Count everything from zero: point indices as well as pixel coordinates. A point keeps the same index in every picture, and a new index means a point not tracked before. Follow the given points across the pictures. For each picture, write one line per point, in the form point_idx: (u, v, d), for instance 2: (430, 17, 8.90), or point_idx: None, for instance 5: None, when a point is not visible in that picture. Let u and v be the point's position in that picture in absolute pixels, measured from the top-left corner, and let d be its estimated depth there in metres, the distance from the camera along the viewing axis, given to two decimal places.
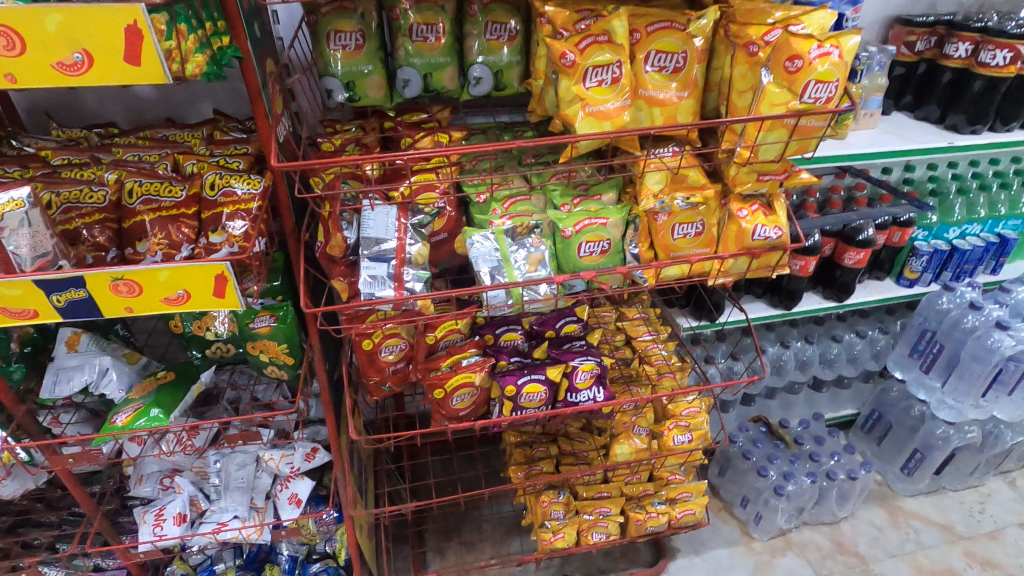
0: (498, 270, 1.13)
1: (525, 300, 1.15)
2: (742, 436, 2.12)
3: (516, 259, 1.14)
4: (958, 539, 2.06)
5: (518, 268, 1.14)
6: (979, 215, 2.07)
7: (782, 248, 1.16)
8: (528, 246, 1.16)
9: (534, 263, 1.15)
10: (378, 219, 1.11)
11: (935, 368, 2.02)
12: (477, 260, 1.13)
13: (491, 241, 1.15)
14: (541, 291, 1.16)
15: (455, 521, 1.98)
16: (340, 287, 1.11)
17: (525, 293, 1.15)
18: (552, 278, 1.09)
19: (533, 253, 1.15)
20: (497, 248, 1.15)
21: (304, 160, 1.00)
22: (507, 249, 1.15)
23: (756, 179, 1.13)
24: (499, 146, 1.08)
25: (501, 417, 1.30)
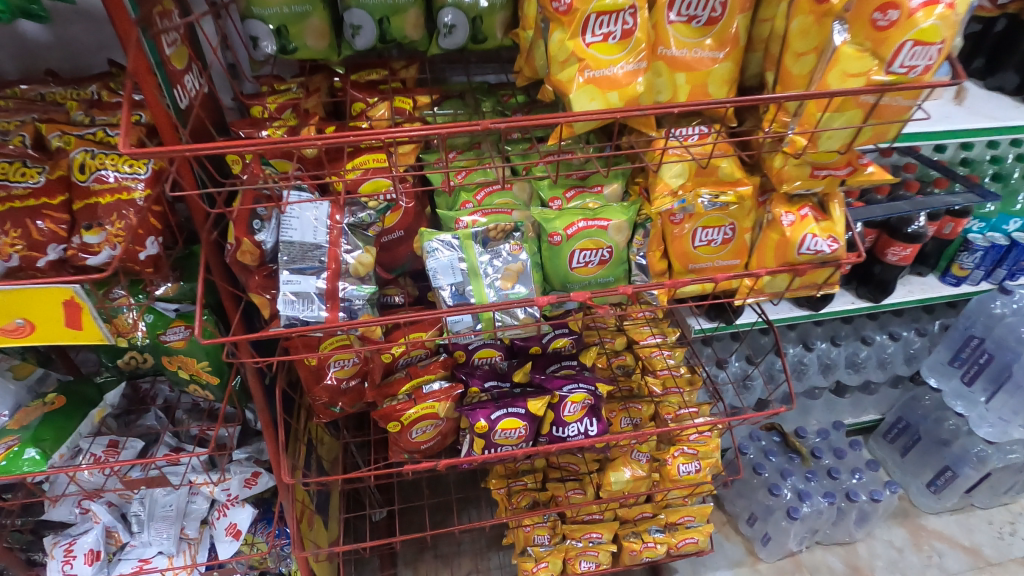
0: (465, 288, 0.87)
1: (497, 327, 0.88)
2: (753, 447, 1.90)
3: (488, 272, 0.88)
4: (986, 565, 1.86)
5: (491, 285, 0.87)
6: None
7: (836, 265, 0.89)
8: (504, 255, 0.89)
9: (513, 278, 0.88)
10: (303, 217, 0.83)
11: (979, 380, 1.79)
12: (436, 274, 0.86)
13: (457, 249, 0.88)
14: (520, 316, 0.89)
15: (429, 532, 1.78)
16: (258, 305, 0.85)
17: (500, 316, 0.89)
18: (534, 300, 0.82)
19: (510, 265, 0.88)
20: (463, 256, 0.88)
21: (201, 144, 0.68)
22: (475, 259, 0.88)
23: (810, 173, 0.84)
24: (458, 127, 0.77)
25: (471, 456, 1.06)
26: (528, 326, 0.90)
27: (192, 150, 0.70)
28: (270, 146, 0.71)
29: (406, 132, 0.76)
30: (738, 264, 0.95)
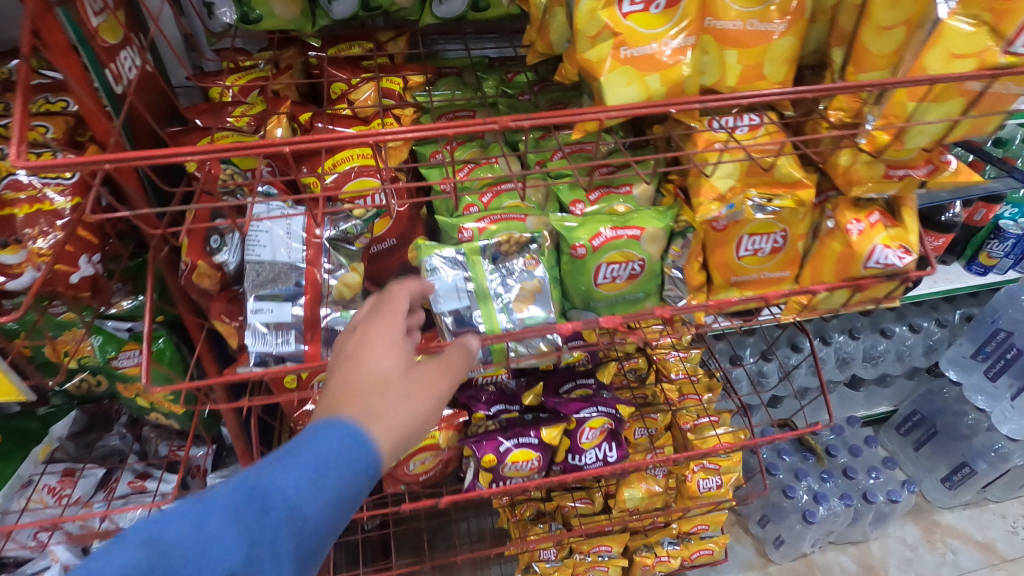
0: (472, 313, 0.72)
1: (510, 359, 0.74)
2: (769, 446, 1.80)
3: (500, 292, 0.73)
4: (1001, 562, 1.79)
5: (503, 308, 0.73)
6: None
7: (905, 280, 0.76)
8: (518, 272, 0.74)
9: (527, 301, 0.74)
10: (272, 233, 0.67)
11: (1004, 375, 1.70)
12: (437, 298, 0.72)
13: (466, 266, 0.73)
14: (535, 348, 0.75)
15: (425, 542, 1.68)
16: (223, 336, 0.71)
17: (512, 346, 0.74)
18: (558, 329, 0.69)
19: (527, 284, 0.74)
20: (470, 274, 0.73)
21: (148, 151, 0.50)
22: (483, 279, 0.73)
23: (883, 173, 0.70)
24: (467, 127, 0.56)
25: (477, 491, 0.94)
26: (546, 356, 0.76)
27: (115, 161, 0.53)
28: (240, 151, 0.53)
29: (393, 135, 0.55)
30: (788, 276, 0.82)
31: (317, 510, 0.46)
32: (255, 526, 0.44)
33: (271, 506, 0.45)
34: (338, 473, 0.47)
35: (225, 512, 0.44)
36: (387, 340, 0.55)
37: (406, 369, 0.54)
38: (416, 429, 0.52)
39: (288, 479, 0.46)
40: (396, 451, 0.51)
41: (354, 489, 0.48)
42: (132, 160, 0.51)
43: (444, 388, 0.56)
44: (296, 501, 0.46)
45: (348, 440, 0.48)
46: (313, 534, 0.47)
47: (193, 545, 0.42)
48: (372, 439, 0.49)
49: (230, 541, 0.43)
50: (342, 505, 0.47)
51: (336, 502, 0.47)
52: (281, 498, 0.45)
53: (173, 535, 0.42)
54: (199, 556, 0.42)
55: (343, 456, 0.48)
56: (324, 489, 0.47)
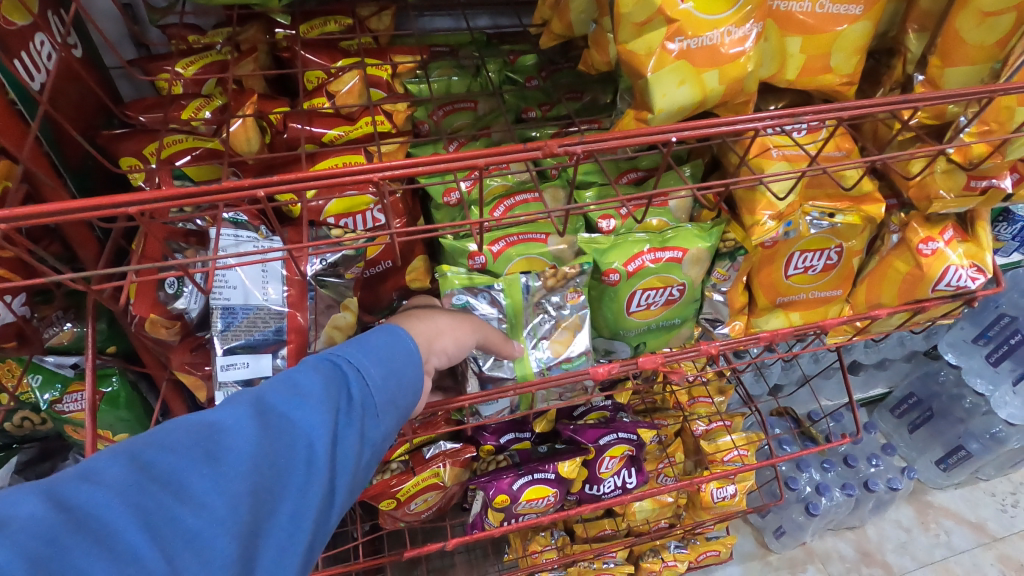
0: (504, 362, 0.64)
1: (537, 402, 0.72)
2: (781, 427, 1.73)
3: (533, 334, 0.65)
4: (992, 541, 1.80)
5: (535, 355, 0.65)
6: None
7: (973, 301, 0.67)
8: (557, 306, 0.66)
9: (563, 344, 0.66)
10: (244, 273, 0.54)
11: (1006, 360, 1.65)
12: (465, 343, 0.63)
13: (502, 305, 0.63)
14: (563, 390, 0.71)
15: None
16: (189, 391, 0.58)
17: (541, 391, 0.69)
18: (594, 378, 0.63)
19: (568, 323, 0.66)
20: (504, 315, 0.63)
21: (85, 200, 0.38)
22: (520, 316, 0.64)
23: (963, 185, 0.60)
24: (500, 152, 0.46)
25: (487, 528, 0.84)
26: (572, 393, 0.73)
27: (29, 210, 0.39)
28: (200, 195, 0.42)
29: (402, 167, 0.44)
30: (840, 295, 0.72)
31: (395, 375, 0.46)
32: (342, 385, 0.43)
33: (355, 371, 0.44)
34: (402, 348, 0.47)
35: (316, 370, 0.42)
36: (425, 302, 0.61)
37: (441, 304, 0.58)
38: (445, 341, 0.53)
39: (365, 347, 0.46)
40: (426, 344, 0.51)
41: (419, 363, 0.48)
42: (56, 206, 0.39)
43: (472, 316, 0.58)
44: (373, 369, 0.44)
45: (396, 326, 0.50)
46: (395, 400, 0.45)
47: (298, 392, 0.40)
48: (411, 327, 0.51)
49: (327, 389, 0.41)
50: (412, 383, 0.47)
51: (408, 378, 0.46)
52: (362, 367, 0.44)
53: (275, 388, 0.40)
54: (304, 398, 0.40)
55: (401, 337, 0.48)
56: (398, 359, 0.46)
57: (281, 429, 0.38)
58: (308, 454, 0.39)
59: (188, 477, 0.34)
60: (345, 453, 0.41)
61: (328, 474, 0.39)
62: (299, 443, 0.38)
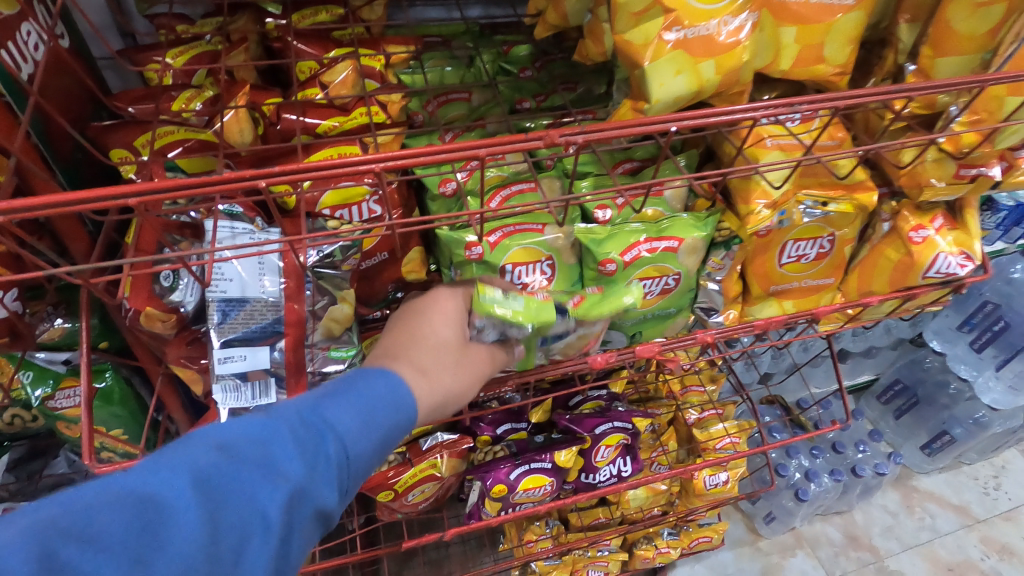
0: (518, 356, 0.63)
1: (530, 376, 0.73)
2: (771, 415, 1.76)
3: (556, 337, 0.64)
4: (975, 523, 1.85)
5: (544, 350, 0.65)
6: None
7: (961, 288, 0.69)
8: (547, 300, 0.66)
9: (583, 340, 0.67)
10: (241, 266, 0.54)
11: (990, 346, 1.68)
12: None
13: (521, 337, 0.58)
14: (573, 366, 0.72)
15: None
16: (187, 385, 0.58)
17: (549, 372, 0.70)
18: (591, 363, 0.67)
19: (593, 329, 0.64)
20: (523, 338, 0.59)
21: (81, 193, 0.37)
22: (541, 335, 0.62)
23: (953, 173, 0.61)
24: (499, 142, 0.46)
25: (484, 518, 0.84)
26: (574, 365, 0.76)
27: (22, 205, 0.38)
28: (197, 186, 0.41)
29: (402, 158, 0.44)
30: (831, 283, 0.74)
31: (372, 442, 0.43)
32: (313, 453, 0.40)
33: (328, 436, 0.41)
34: (389, 413, 0.45)
35: (285, 433, 0.40)
36: (442, 313, 0.55)
37: (456, 343, 0.53)
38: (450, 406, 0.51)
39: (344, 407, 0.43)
40: (428, 414, 0.49)
41: (403, 426, 0.46)
42: (50, 201, 0.38)
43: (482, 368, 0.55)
44: (350, 435, 0.42)
45: (395, 382, 0.46)
46: (365, 466, 0.43)
47: (258, 464, 0.38)
48: (414, 391, 0.47)
49: (295, 461, 0.39)
50: (387, 447, 0.45)
51: (385, 444, 0.44)
52: (339, 434, 0.42)
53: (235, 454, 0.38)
54: (266, 474, 0.38)
55: (393, 395, 0.45)
56: (376, 423, 0.44)
57: (230, 509, 0.36)
58: (259, 535, 0.36)
59: (118, 575, 0.32)
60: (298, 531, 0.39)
61: (275, 559, 0.37)
62: (251, 526, 0.36)
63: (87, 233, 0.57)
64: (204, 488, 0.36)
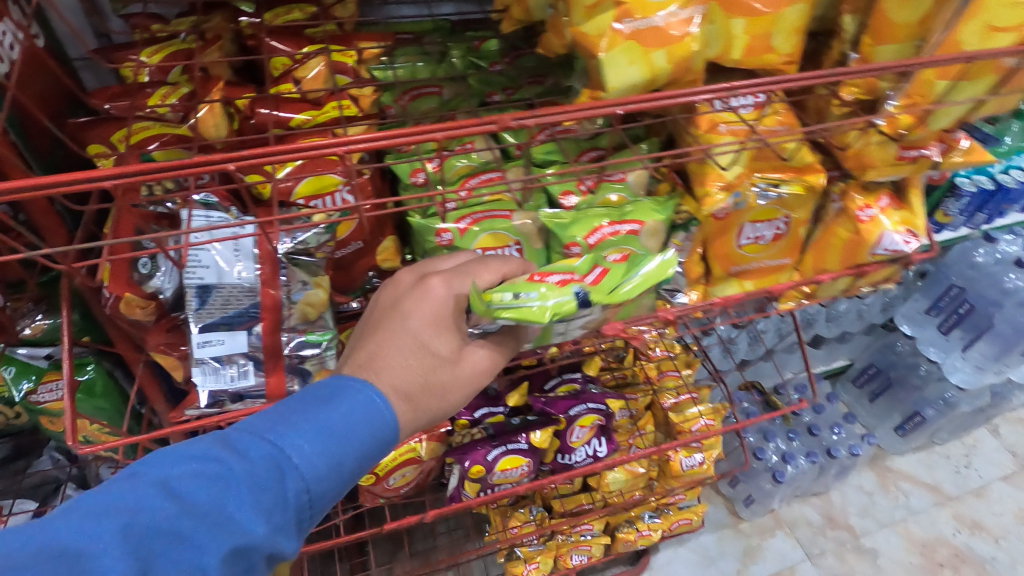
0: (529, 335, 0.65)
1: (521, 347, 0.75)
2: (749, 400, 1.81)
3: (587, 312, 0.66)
4: (947, 500, 1.91)
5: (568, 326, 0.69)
6: None
7: (908, 265, 0.73)
8: None
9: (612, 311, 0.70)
10: (217, 252, 0.57)
11: (957, 329, 1.74)
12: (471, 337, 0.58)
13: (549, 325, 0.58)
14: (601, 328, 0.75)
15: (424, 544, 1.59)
16: (168, 371, 0.60)
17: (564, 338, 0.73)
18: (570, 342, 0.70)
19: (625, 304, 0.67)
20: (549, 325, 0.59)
21: (54, 180, 0.39)
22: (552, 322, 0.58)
23: (896, 155, 0.65)
24: (457, 127, 0.49)
25: (464, 500, 0.87)
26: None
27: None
28: (165, 171, 0.43)
29: (364, 143, 0.46)
30: (788, 264, 0.77)
31: (330, 481, 0.46)
32: (271, 497, 0.42)
33: (289, 480, 0.44)
34: (352, 450, 0.47)
35: (245, 478, 0.42)
36: (436, 318, 0.53)
37: (448, 355, 0.53)
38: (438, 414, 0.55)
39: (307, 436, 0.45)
40: (412, 430, 0.53)
41: (365, 460, 0.48)
42: (23, 188, 0.40)
43: (472, 377, 0.55)
44: (311, 476, 0.45)
45: (369, 404, 0.48)
46: (322, 503, 0.46)
47: (215, 509, 0.40)
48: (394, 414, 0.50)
49: (253, 506, 0.41)
50: (346, 481, 0.47)
51: (344, 480, 0.47)
52: (300, 476, 0.44)
53: (190, 486, 0.40)
54: (222, 520, 0.40)
55: (361, 428, 0.47)
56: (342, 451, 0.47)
57: (177, 547, 0.38)
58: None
59: None
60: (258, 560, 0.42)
61: None
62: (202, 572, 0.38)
63: (66, 229, 0.59)
64: (159, 522, 0.38)
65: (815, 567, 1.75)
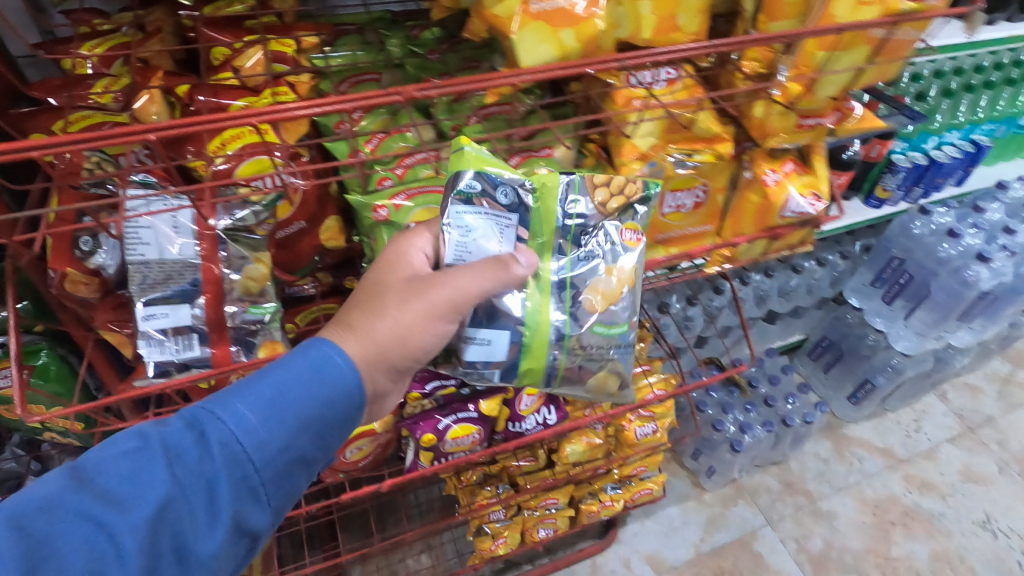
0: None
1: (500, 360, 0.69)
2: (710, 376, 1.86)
3: (580, 270, 0.70)
4: (898, 463, 2.00)
5: (557, 307, 0.69)
6: (977, 117, 1.82)
7: (816, 226, 0.79)
8: None
9: (609, 299, 0.71)
10: (155, 228, 0.60)
11: (899, 298, 1.83)
12: (475, 237, 0.64)
13: (530, 201, 0.67)
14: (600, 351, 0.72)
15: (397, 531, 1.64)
16: (116, 347, 0.63)
17: (555, 351, 0.70)
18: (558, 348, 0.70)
19: (617, 271, 0.71)
20: (530, 212, 0.68)
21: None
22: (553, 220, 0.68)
23: (796, 123, 0.71)
24: (368, 98, 0.52)
25: (419, 469, 0.91)
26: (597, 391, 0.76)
27: None
28: (90, 141, 0.46)
29: (277, 115, 0.50)
30: (709, 230, 0.83)
31: (259, 448, 0.51)
32: (194, 465, 0.49)
33: (214, 451, 0.50)
34: (280, 415, 0.52)
35: (172, 451, 0.49)
36: (392, 262, 0.61)
37: (399, 288, 0.58)
38: (405, 349, 0.57)
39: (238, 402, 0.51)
40: (378, 360, 0.56)
41: (298, 424, 0.53)
42: None
43: (433, 304, 0.57)
44: (236, 446, 0.50)
45: (307, 362, 0.54)
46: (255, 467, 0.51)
47: (141, 481, 0.47)
48: (343, 353, 0.55)
49: (174, 476, 0.48)
50: (282, 444, 0.52)
51: (278, 443, 0.52)
52: (226, 442, 0.50)
53: (119, 463, 0.48)
54: (143, 489, 0.47)
55: (295, 385, 0.53)
56: (278, 409, 0.52)
57: (104, 513, 0.46)
58: (133, 541, 0.46)
59: None
60: (189, 517, 0.49)
61: (148, 558, 0.47)
62: (126, 537, 0.46)
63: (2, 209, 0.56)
64: (88, 495, 0.46)
65: (775, 531, 1.82)
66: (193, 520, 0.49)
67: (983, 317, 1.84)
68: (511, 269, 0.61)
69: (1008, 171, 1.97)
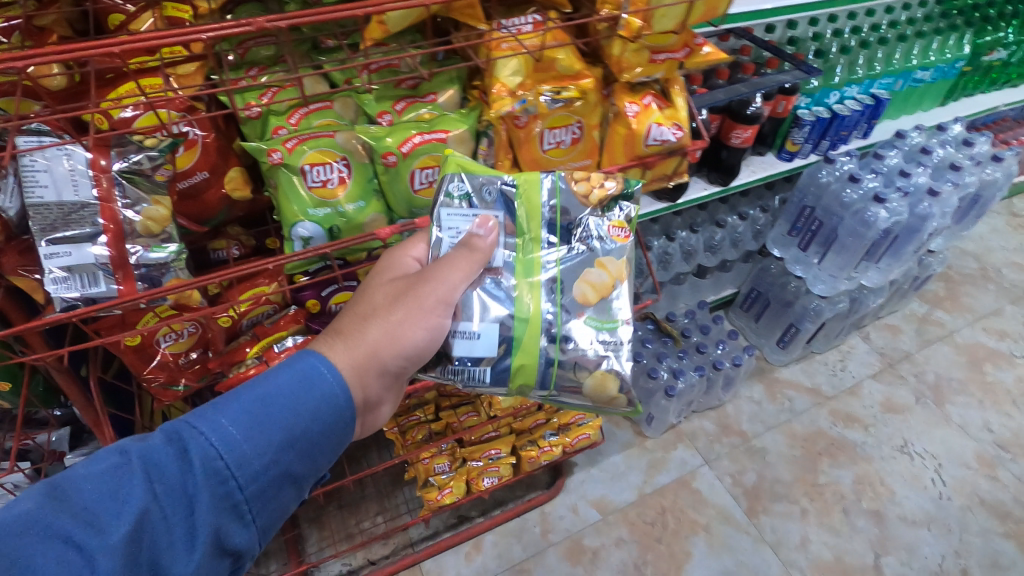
0: (501, 255, 0.77)
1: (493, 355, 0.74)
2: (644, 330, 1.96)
3: (570, 262, 0.78)
4: (825, 400, 2.14)
5: (547, 298, 0.76)
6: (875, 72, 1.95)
7: (681, 154, 0.88)
8: (346, 194, 0.82)
9: (600, 293, 0.77)
10: (51, 170, 0.64)
11: (813, 244, 1.96)
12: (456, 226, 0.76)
13: (514, 193, 0.77)
14: (595, 346, 0.77)
15: (353, 499, 1.70)
16: (26, 290, 0.68)
17: (546, 344, 0.75)
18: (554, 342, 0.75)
19: (608, 265, 0.78)
20: (516, 205, 0.78)
21: None
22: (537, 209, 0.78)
23: (648, 59, 0.80)
24: (226, 29, 0.61)
25: None
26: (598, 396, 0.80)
27: None
28: None
29: (138, 43, 0.58)
30: (590, 164, 0.91)
31: (243, 462, 0.57)
32: (178, 477, 0.54)
33: (198, 462, 0.55)
34: (264, 428, 0.59)
35: (158, 464, 0.54)
36: (386, 278, 0.73)
37: (386, 297, 0.70)
38: (395, 346, 0.68)
39: (222, 420, 0.57)
40: (369, 359, 0.66)
41: (278, 439, 0.59)
42: None
43: (416, 309, 0.69)
44: (223, 459, 0.56)
45: (293, 376, 0.62)
46: (238, 480, 0.56)
47: (123, 493, 0.51)
48: (329, 362, 0.64)
49: (159, 486, 0.53)
50: (266, 458, 0.58)
51: (263, 455, 0.58)
52: (214, 454, 0.56)
53: (102, 477, 0.52)
54: (124, 500, 0.51)
55: (280, 396, 0.61)
56: (262, 425, 0.59)
57: (85, 525, 0.49)
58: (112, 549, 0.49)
59: None
60: (168, 532, 0.52)
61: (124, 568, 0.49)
62: (105, 545, 0.49)
63: None
64: (72, 507, 0.50)
65: (712, 470, 1.94)
66: (172, 536, 0.52)
67: (889, 256, 1.97)
68: (476, 247, 0.72)
69: (908, 122, 2.12)
